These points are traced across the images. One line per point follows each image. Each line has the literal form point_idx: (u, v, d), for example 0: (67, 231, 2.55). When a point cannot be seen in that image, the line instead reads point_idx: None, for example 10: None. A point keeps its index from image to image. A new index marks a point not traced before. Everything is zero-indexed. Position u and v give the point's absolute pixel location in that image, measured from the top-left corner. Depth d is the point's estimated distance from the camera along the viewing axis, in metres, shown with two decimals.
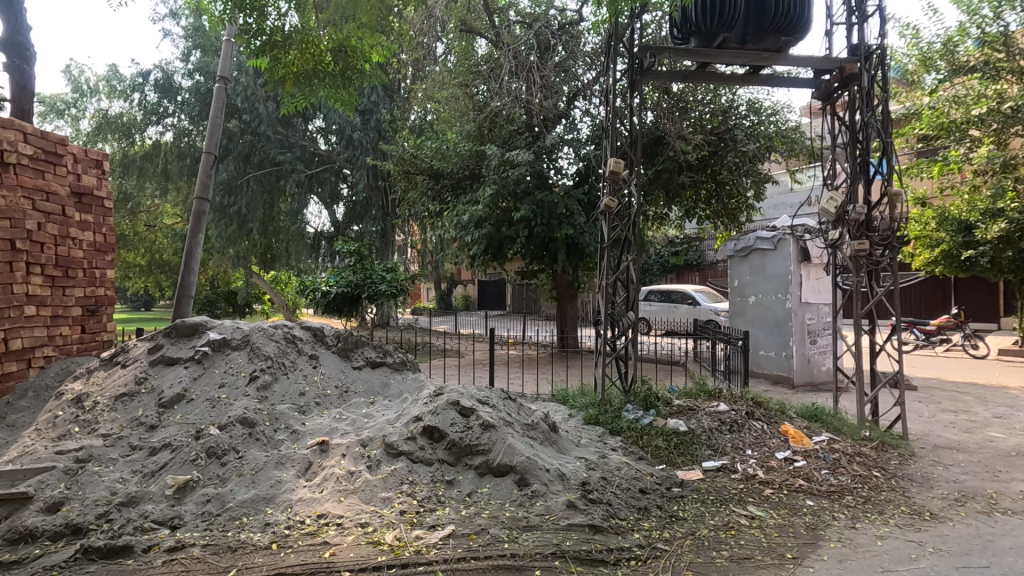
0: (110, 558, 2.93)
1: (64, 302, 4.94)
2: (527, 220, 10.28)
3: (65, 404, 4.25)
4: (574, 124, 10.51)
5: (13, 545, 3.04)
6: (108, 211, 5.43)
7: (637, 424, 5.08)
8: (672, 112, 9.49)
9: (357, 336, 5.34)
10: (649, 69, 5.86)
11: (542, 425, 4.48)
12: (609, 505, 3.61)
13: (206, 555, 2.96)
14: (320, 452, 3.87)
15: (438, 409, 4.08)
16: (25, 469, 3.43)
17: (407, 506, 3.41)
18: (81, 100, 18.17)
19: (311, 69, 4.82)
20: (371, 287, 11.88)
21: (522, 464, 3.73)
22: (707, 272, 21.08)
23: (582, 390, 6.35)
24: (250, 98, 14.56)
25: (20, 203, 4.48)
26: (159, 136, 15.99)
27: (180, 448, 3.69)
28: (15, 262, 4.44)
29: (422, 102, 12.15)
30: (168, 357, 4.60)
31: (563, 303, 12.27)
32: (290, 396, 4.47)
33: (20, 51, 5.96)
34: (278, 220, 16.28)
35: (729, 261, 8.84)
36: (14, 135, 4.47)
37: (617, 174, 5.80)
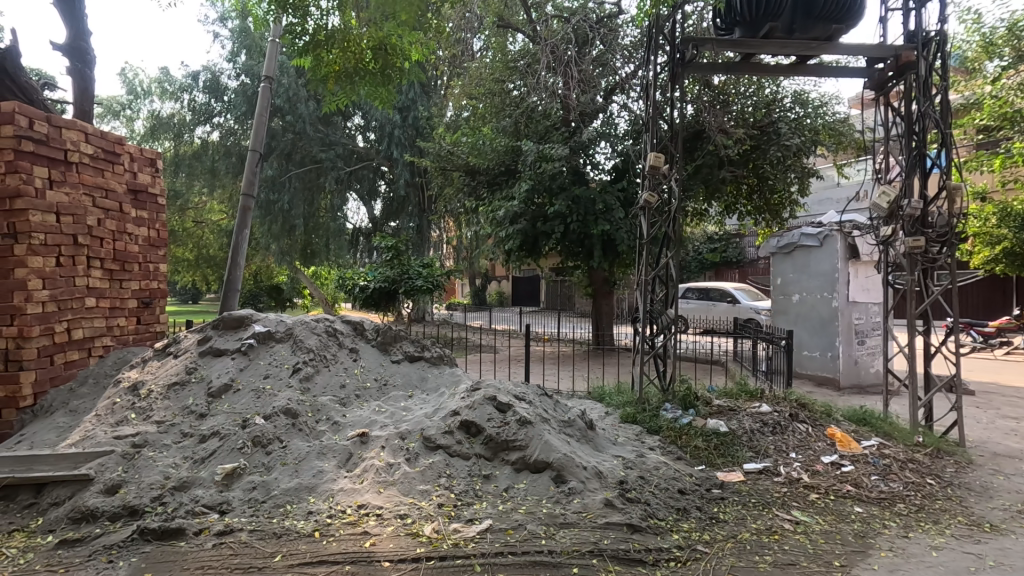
0: (164, 539, 3.07)
1: (121, 294, 5.20)
2: (562, 217, 10.22)
3: (123, 391, 4.47)
4: (612, 119, 10.38)
5: (76, 524, 3.22)
6: (162, 208, 5.68)
7: (676, 424, 4.99)
8: (714, 105, 9.36)
9: (396, 331, 5.42)
10: (691, 62, 5.76)
11: (578, 422, 4.45)
12: (647, 505, 3.56)
13: (253, 540, 3.06)
14: (361, 443, 3.93)
15: (476, 404, 4.12)
16: (86, 452, 3.63)
17: (445, 499, 3.45)
18: (135, 102, 19.02)
19: (352, 67, 4.92)
20: (408, 283, 12.07)
21: (558, 461, 3.73)
22: (747, 270, 20.61)
23: (619, 388, 6.28)
24: (291, 98, 14.96)
25: (82, 201, 4.73)
26: (207, 135, 16.57)
27: (229, 436, 3.83)
28: (77, 256, 4.68)
29: (458, 99, 12.24)
30: (216, 348, 4.76)
31: (599, 300, 12.16)
32: (332, 388, 4.58)
33: (82, 55, 6.26)
34: (319, 216, 16.70)
35: (772, 257, 8.57)
36: (76, 136, 4.71)
37: (657, 168, 5.69)
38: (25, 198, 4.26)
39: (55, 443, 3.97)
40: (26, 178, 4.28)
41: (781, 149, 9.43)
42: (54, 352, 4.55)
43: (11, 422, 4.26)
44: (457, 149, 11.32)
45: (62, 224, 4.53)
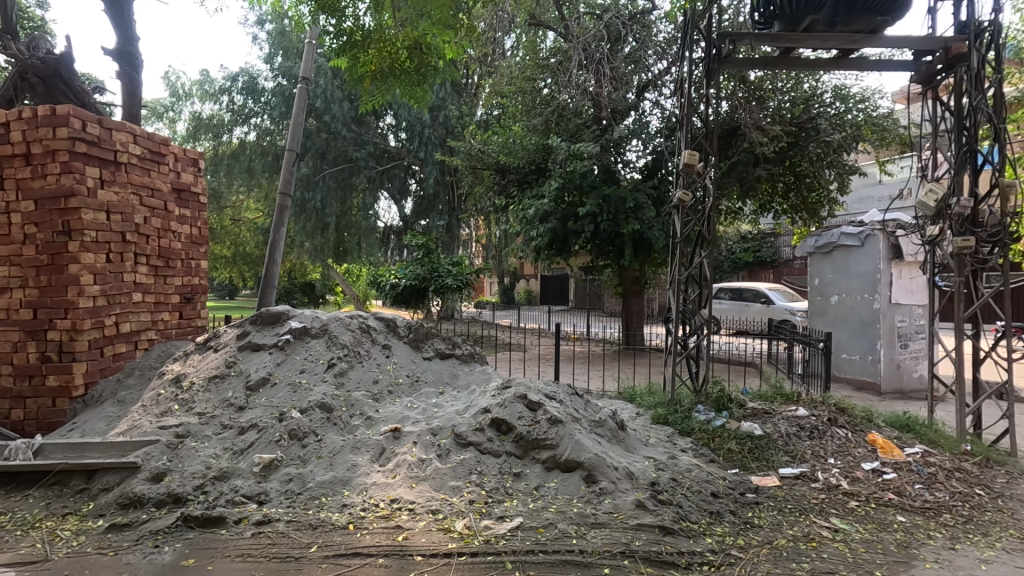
0: (206, 527, 3.18)
1: (165, 289, 5.39)
2: (593, 215, 10.16)
3: (167, 383, 4.64)
4: (644, 117, 10.27)
5: (125, 509, 3.36)
6: (203, 207, 5.87)
7: (709, 426, 4.91)
8: (749, 101, 9.16)
9: (427, 328, 5.48)
10: (728, 57, 5.66)
11: (609, 422, 4.42)
12: (679, 507, 3.51)
13: (290, 531, 3.14)
14: (393, 438, 3.99)
15: (506, 402, 4.14)
16: (133, 441, 3.79)
17: (476, 496, 3.47)
18: (177, 104, 19.68)
19: (387, 67, 5.02)
20: (438, 281, 12.20)
21: (589, 461, 3.71)
22: (782, 270, 20.10)
23: (650, 388, 6.22)
24: (328, 100, 15.28)
25: (130, 200, 4.92)
26: (244, 135, 17.00)
27: (266, 429, 3.94)
28: (125, 253, 4.88)
29: (489, 97, 12.26)
30: (254, 343, 4.90)
31: (629, 299, 12.03)
32: (365, 383, 4.66)
33: (130, 59, 6.51)
34: (351, 214, 16.98)
35: (809, 258, 8.36)
36: (125, 137, 4.90)
37: (691, 166, 5.59)
38: (78, 197, 4.45)
39: (105, 431, 4.14)
40: (79, 178, 4.48)
41: (821, 145, 9.17)
42: (103, 345, 4.75)
43: (64, 411, 4.49)
44: (487, 148, 11.35)
45: (112, 222, 4.72)
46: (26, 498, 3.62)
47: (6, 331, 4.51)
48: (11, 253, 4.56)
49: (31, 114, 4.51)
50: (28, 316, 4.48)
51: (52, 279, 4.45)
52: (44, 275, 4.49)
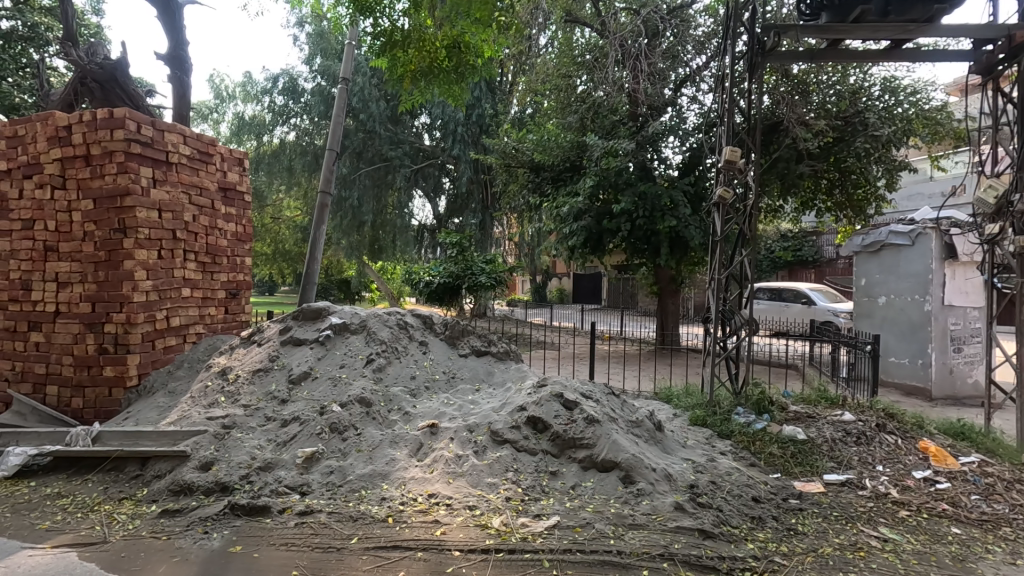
0: (252, 515, 3.28)
1: (211, 285, 5.58)
2: (628, 213, 10.05)
3: (213, 375, 4.80)
4: (681, 112, 10.09)
5: (176, 496, 3.51)
6: (248, 205, 6.04)
7: (749, 429, 4.80)
8: (792, 95, 8.88)
9: (463, 325, 5.52)
10: (772, 51, 5.52)
11: (647, 423, 4.36)
12: (719, 511, 3.44)
13: (332, 522, 3.21)
14: (431, 434, 4.03)
15: (543, 401, 4.14)
16: (183, 431, 3.94)
17: (512, 493, 3.48)
18: (221, 105, 20.34)
19: (426, 66, 5.08)
20: (471, 278, 12.28)
21: (627, 461, 3.67)
22: (824, 270, 19.45)
23: (688, 389, 6.12)
24: (365, 99, 15.53)
25: (180, 198, 5.11)
26: (284, 135, 17.44)
27: (308, 422, 4.04)
28: (175, 250, 5.07)
29: (523, 95, 12.23)
30: (296, 338, 5.03)
31: (664, 299, 11.85)
32: (403, 378, 4.72)
33: (181, 63, 6.76)
34: (386, 213, 17.23)
35: (855, 258, 8.09)
36: (176, 138, 5.10)
37: (732, 163, 5.45)
38: (132, 196, 4.65)
39: (157, 421, 4.33)
40: (133, 178, 4.68)
41: (869, 140, 8.83)
42: (155, 338, 4.95)
43: (119, 400, 4.72)
44: (522, 146, 11.35)
45: (163, 220, 4.92)
46: (85, 482, 3.82)
47: (67, 323, 4.75)
48: (71, 249, 4.79)
49: (90, 116, 4.73)
50: (87, 309, 4.71)
51: (109, 274, 4.67)
52: (101, 270, 4.71)
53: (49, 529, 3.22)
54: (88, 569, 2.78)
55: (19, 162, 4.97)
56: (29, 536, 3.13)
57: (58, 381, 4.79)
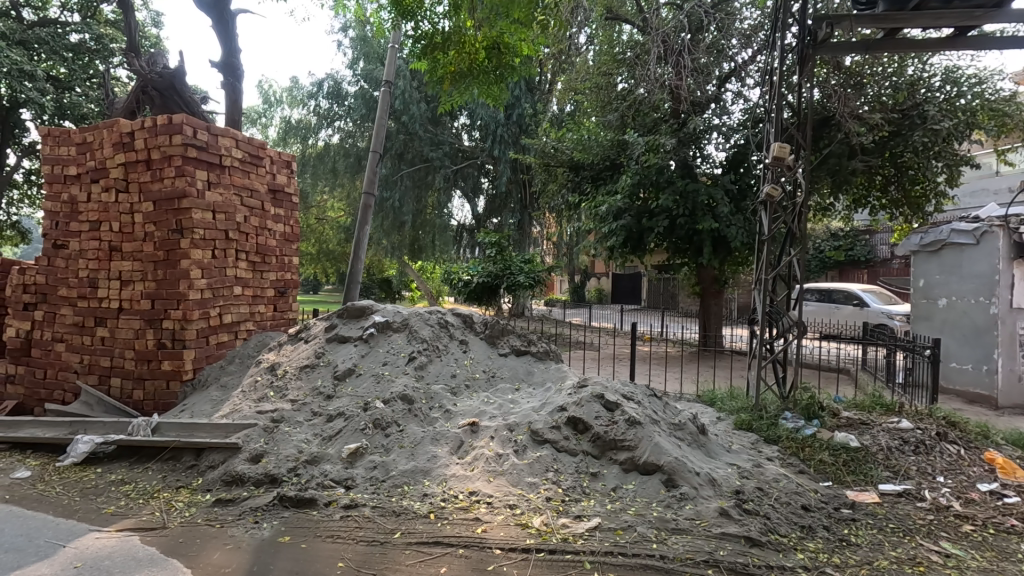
0: (300, 507, 3.38)
1: (261, 284, 5.78)
2: (668, 212, 9.89)
3: (263, 370, 4.97)
4: (726, 108, 9.84)
5: (229, 486, 3.65)
6: (296, 206, 6.22)
7: (797, 434, 4.65)
8: (844, 88, 8.52)
9: (503, 324, 5.54)
10: (824, 42, 5.34)
11: (689, 426, 4.28)
12: (767, 518, 3.34)
13: (376, 516, 3.28)
14: (471, 432, 4.07)
15: (583, 401, 4.12)
16: (235, 423, 4.10)
17: (553, 493, 3.47)
18: (269, 110, 21.07)
19: (466, 67, 5.11)
20: (510, 278, 12.31)
21: (669, 464, 3.61)
22: (878, 270, 18.59)
23: (732, 393, 5.96)
24: (407, 101, 15.78)
25: (233, 200, 5.32)
26: (329, 138, 17.89)
27: (353, 417, 4.13)
28: (228, 249, 5.28)
29: (563, 94, 12.17)
30: (341, 335, 5.16)
31: (706, 299, 11.59)
32: (443, 376, 4.77)
33: (233, 70, 7.03)
34: (426, 213, 17.50)
35: (912, 258, 7.71)
36: (229, 142, 5.31)
37: (781, 160, 5.27)
38: (189, 198, 4.88)
39: (211, 413, 4.52)
40: (190, 181, 4.91)
41: (928, 134, 8.38)
42: (209, 334, 5.16)
43: (175, 393, 4.93)
44: (561, 145, 11.31)
45: (217, 220, 5.13)
46: (146, 470, 4.02)
47: (130, 319, 5.02)
48: (133, 249, 5.06)
49: (151, 122, 4.98)
50: (147, 306, 4.96)
51: (167, 273, 4.92)
52: (160, 269, 4.95)
53: (113, 513, 3.40)
54: (149, 552, 2.92)
55: (87, 167, 5.28)
56: (96, 520, 3.31)
57: (121, 373, 5.05)
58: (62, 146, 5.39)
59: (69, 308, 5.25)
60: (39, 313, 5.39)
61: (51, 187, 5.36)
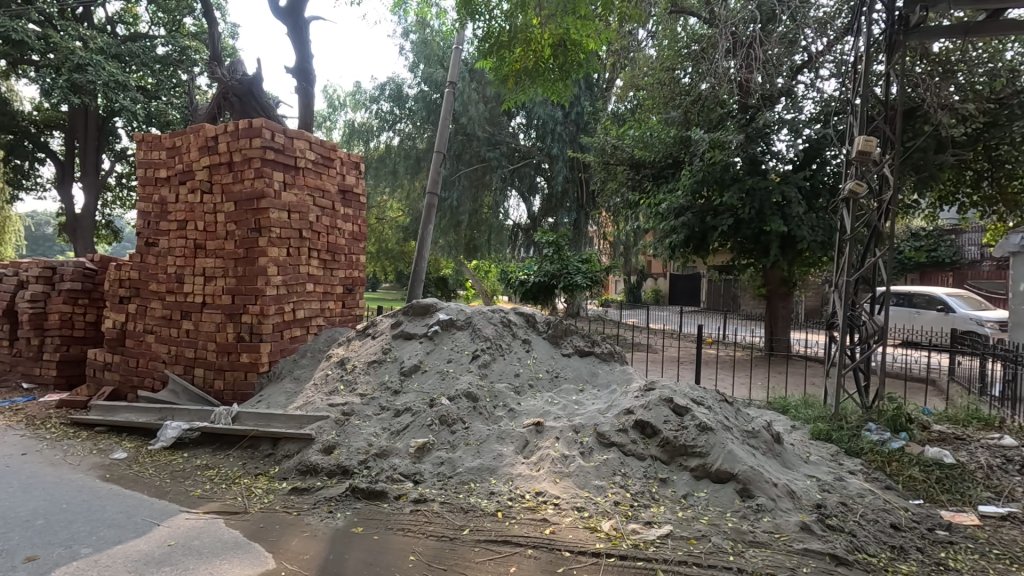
0: (371, 499, 3.48)
1: (331, 281, 5.98)
2: (734, 210, 9.53)
3: (333, 364, 5.14)
4: (797, 102, 9.38)
5: (304, 476, 3.80)
6: (363, 206, 6.40)
7: (883, 448, 4.36)
8: (932, 76, 7.92)
9: (566, 324, 5.49)
10: (916, 26, 4.98)
11: (764, 434, 4.08)
12: (853, 536, 3.14)
13: (444, 512, 3.31)
14: (536, 432, 4.04)
15: (651, 405, 4.02)
16: (308, 415, 4.27)
17: (621, 498, 3.39)
18: (334, 114, 21.88)
19: (531, 66, 5.17)
20: (567, 278, 12.22)
21: (744, 474, 3.48)
22: (965, 272, 17.26)
23: (807, 401, 5.67)
24: (466, 102, 15.96)
25: (306, 201, 5.53)
26: (389, 140, 18.36)
27: (419, 413, 4.20)
28: (302, 248, 5.48)
29: (623, 91, 11.97)
30: (407, 332, 5.26)
31: (773, 301, 11.11)
32: (507, 375, 4.77)
33: (306, 75, 7.31)
34: (482, 212, 17.66)
35: (1011, 261, 7.09)
36: (303, 145, 5.53)
37: (866, 154, 4.94)
38: (267, 198, 5.11)
39: (285, 405, 4.72)
40: (268, 182, 5.14)
41: None
42: (283, 328, 5.39)
43: (253, 383, 5.18)
44: (622, 143, 11.11)
45: (292, 220, 5.35)
46: (227, 456, 4.25)
47: (212, 313, 5.31)
48: (215, 247, 5.35)
49: (233, 127, 5.26)
50: (228, 301, 5.23)
51: (247, 270, 5.17)
52: (240, 266, 5.22)
53: (200, 496, 3.60)
54: (234, 535, 3.07)
55: (176, 170, 5.63)
56: (185, 501, 3.52)
57: (203, 364, 5.35)
58: (154, 151, 5.78)
59: (159, 302, 5.61)
60: (132, 306, 5.80)
61: (144, 189, 5.77)
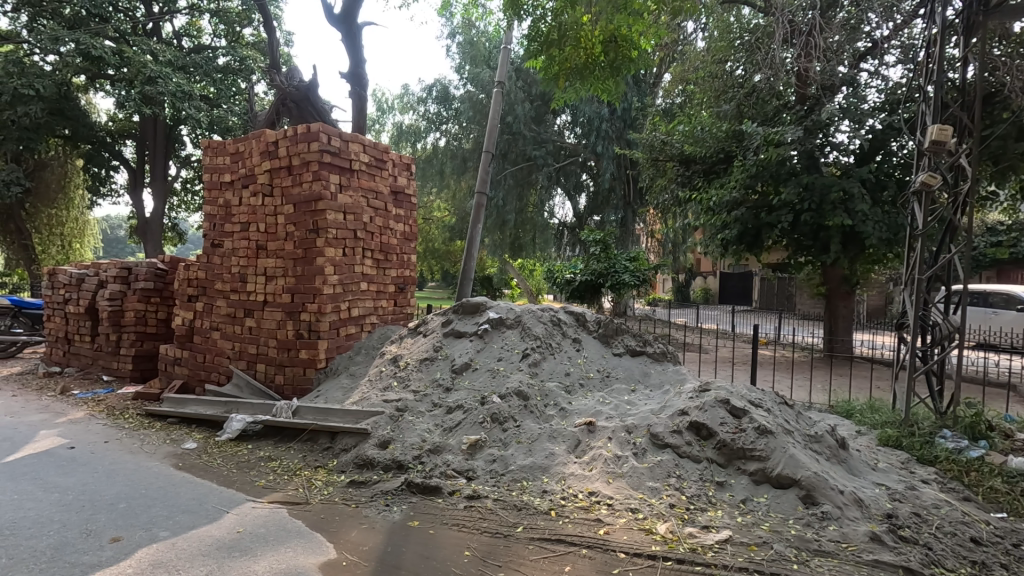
0: (425, 494, 3.54)
1: (384, 280, 6.13)
2: (791, 206, 9.17)
3: (387, 361, 5.26)
4: (860, 91, 8.93)
5: (361, 470, 3.92)
6: (414, 207, 6.52)
7: (960, 456, 4.10)
8: (1013, 57, 7.37)
9: (617, 323, 5.43)
10: (999, 6, 4.64)
11: (828, 439, 3.91)
12: (928, 549, 2.96)
13: (497, 509, 3.33)
14: (588, 432, 4.01)
15: (707, 406, 3.92)
16: (364, 410, 4.40)
17: (676, 501, 3.32)
18: (382, 117, 22.42)
19: (580, 64, 5.10)
20: (614, 276, 12.07)
21: (807, 480, 3.34)
22: None
23: (873, 405, 5.40)
24: (512, 101, 16.03)
25: (360, 202, 5.68)
26: (436, 141, 18.66)
27: (471, 411, 4.25)
28: (356, 248, 5.64)
29: (672, 86, 11.74)
30: (457, 330, 5.33)
31: (833, 300, 10.63)
32: (558, 374, 4.77)
33: (359, 79, 7.52)
34: (527, 211, 17.67)
35: None
36: (357, 147, 5.68)
37: (940, 144, 4.64)
38: (324, 200, 5.28)
39: (342, 400, 4.88)
40: (325, 184, 5.32)
41: None
42: (339, 326, 5.56)
43: (311, 379, 5.37)
44: (671, 138, 10.89)
45: (348, 220, 5.51)
46: (288, 449, 4.43)
47: (273, 311, 5.54)
48: (276, 248, 5.58)
49: (292, 132, 5.46)
50: (288, 300, 5.45)
51: (306, 269, 5.37)
52: (299, 266, 5.43)
53: (265, 486, 3.77)
54: (296, 524, 3.20)
55: (239, 175, 5.89)
56: (251, 491, 3.69)
57: (265, 360, 5.60)
58: (219, 156, 6.07)
59: (224, 300, 5.89)
60: (200, 304, 6.12)
61: (210, 193, 6.07)
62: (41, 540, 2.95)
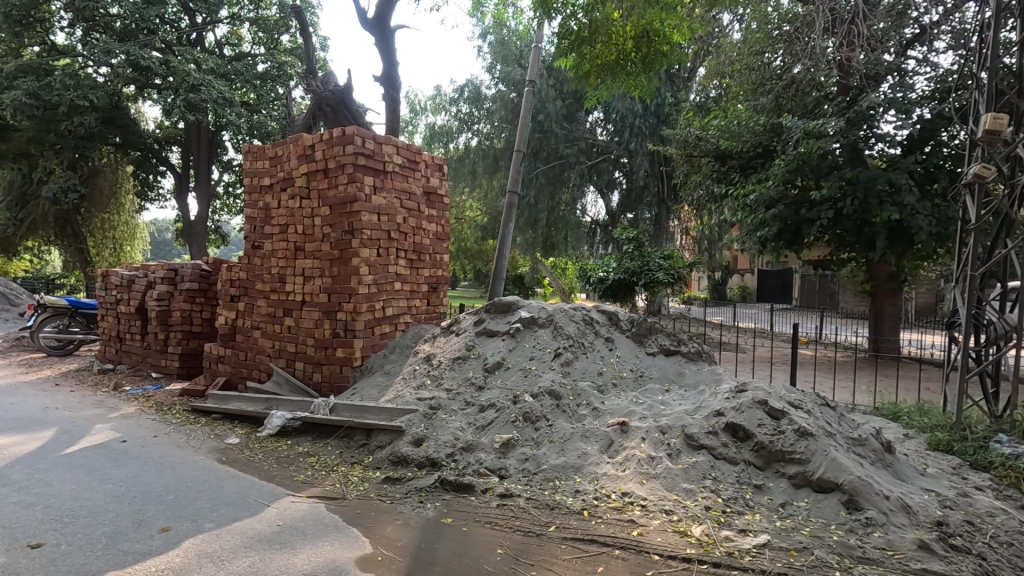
0: (458, 492, 3.57)
1: (417, 280, 6.20)
2: (832, 201, 8.86)
3: (420, 360, 5.33)
4: (907, 79, 8.56)
5: (396, 466, 3.98)
6: (446, 207, 6.57)
7: (1017, 462, 3.88)
8: None
9: (650, 322, 5.35)
10: None
11: (872, 443, 3.77)
12: (982, 559, 2.82)
13: (530, 507, 3.34)
14: (621, 432, 3.97)
15: (743, 407, 3.83)
16: (398, 408, 4.47)
17: (712, 503, 3.26)
18: (415, 118, 22.71)
19: (611, 60, 5.05)
20: (647, 274, 11.91)
21: (851, 484, 3.23)
22: None
23: (922, 407, 5.17)
24: (543, 100, 15.99)
25: (393, 203, 5.77)
26: (468, 141, 18.78)
27: (504, 409, 4.27)
28: (390, 248, 5.73)
29: (706, 80, 11.51)
30: (489, 329, 5.36)
31: (879, 298, 10.23)
32: (590, 373, 4.74)
33: (392, 81, 7.63)
34: (559, 209, 17.61)
35: None
36: (390, 149, 5.76)
37: (995, 133, 4.41)
38: (359, 202, 5.39)
39: (377, 397, 4.97)
40: (359, 186, 5.43)
41: None
42: (374, 325, 5.67)
43: (347, 377, 5.49)
44: (705, 133, 10.69)
45: (382, 221, 5.61)
46: (326, 445, 4.54)
47: (311, 311, 5.68)
48: (313, 249, 5.72)
49: (328, 135, 5.59)
50: (324, 299, 5.58)
51: (342, 269, 5.50)
52: (335, 266, 5.55)
53: (303, 481, 3.87)
54: (333, 519, 3.27)
55: (278, 178, 6.06)
56: (290, 485, 3.80)
57: (303, 358, 5.75)
58: (259, 161, 6.26)
59: (264, 300, 6.08)
60: (242, 304, 6.33)
61: (250, 196, 6.26)
62: (97, 528, 3.12)
